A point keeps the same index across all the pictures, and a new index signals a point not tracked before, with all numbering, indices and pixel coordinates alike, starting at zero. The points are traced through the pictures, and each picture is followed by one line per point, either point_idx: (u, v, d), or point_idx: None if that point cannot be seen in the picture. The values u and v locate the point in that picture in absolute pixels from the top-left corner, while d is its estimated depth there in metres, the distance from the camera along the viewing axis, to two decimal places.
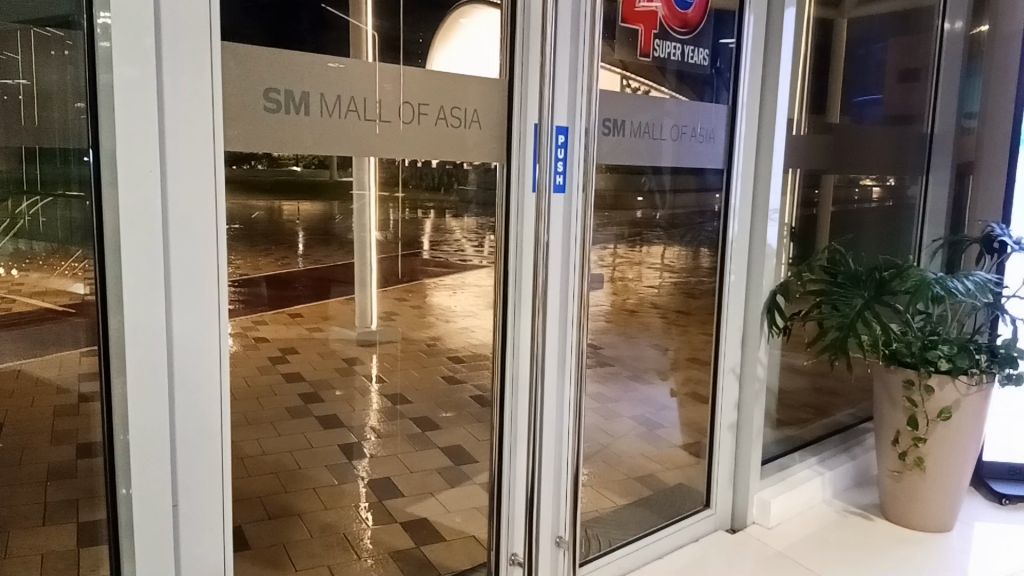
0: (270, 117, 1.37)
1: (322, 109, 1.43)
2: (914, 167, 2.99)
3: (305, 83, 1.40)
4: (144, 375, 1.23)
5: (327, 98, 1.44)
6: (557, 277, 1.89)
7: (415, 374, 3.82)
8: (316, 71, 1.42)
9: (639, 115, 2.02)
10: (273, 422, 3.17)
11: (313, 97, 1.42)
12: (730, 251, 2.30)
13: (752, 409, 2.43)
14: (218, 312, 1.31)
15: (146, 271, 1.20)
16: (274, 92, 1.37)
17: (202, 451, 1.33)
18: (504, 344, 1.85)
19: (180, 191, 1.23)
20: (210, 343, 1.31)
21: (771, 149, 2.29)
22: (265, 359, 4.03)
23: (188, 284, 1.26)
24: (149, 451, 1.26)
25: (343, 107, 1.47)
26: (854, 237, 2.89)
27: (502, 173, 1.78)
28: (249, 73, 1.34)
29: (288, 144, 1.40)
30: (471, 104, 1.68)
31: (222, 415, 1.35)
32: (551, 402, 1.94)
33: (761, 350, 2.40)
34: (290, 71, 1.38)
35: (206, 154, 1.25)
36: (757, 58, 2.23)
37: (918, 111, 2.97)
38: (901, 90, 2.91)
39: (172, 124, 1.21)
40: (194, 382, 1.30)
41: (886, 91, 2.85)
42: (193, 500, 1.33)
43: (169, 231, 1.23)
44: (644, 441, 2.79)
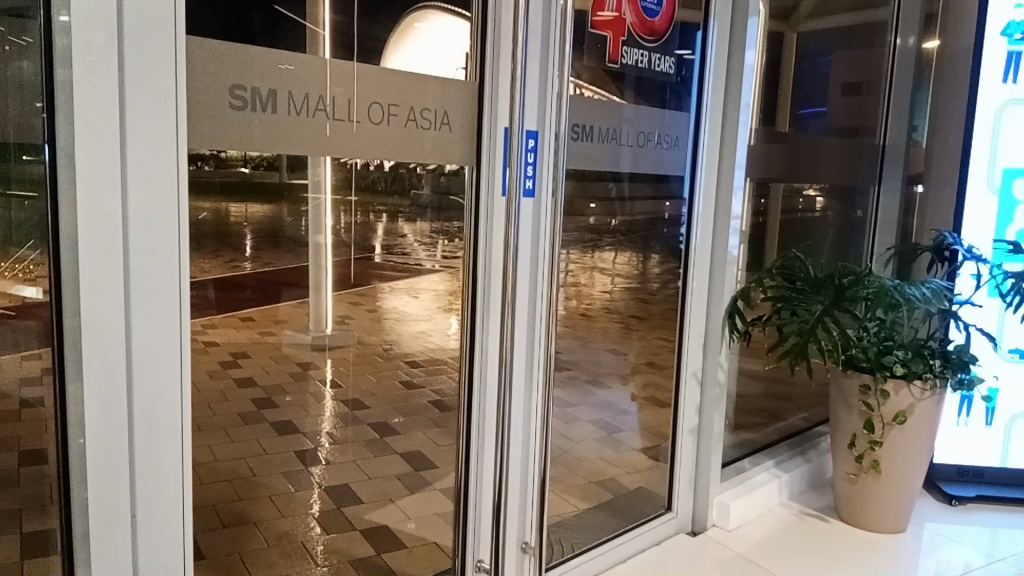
0: (235, 114, 1.34)
1: (288, 107, 1.41)
2: (863, 178, 3.05)
3: (271, 80, 1.38)
4: (103, 378, 1.18)
5: (295, 96, 1.42)
6: (524, 280, 1.88)
7: (371, 379, 3.76)
8: (274, 70, 1.38)
9: (605, 120, 2.04)
10: (225, 429, 3.08)
11: (281, 95, 1.39)
12: (693, 256, 2.31)
13: (713, 414, 2.42)
14: (179, 312, 1.26)
15: (106, 273, 1.15)
16: (241, 89, 1.34)
17: (163, 456, 1.28)
18: (471, 350, 1.83)
19: (141, 187, 1.18)
20: (172, 344, 1.26)
21: (734, 155, 2.30)
22: (216, 365, 3.93)
23: (148, 285, 1.21)
24: (107, 456, 1.20)
25: (310, 106, 1.44)
26: (806, 246, 2.95)
27: (471, 176, 1.76)
28: (214, 69, 1.30)
29: (253, 142, 1.37)
30: (439, 107, 1.67)
31: (184, 418, 1.29)
32: (517, 407, 1.93)
33: (722, 355, 2.40)
34: (254, 67, 1.35)
35: (169, 153, 1.20)
36: (721, 67, 2.26)
37: (869, 124, 3.06)
38: (852, 104, 2.98)
39: (133, 119, 1.16)
40: (153, 385, 1.24)
41: (838, 106, 2.91)
42: (154, 507, 1.28)
43: (130, 233, 1.18)
44: (605, 445, 2.86)
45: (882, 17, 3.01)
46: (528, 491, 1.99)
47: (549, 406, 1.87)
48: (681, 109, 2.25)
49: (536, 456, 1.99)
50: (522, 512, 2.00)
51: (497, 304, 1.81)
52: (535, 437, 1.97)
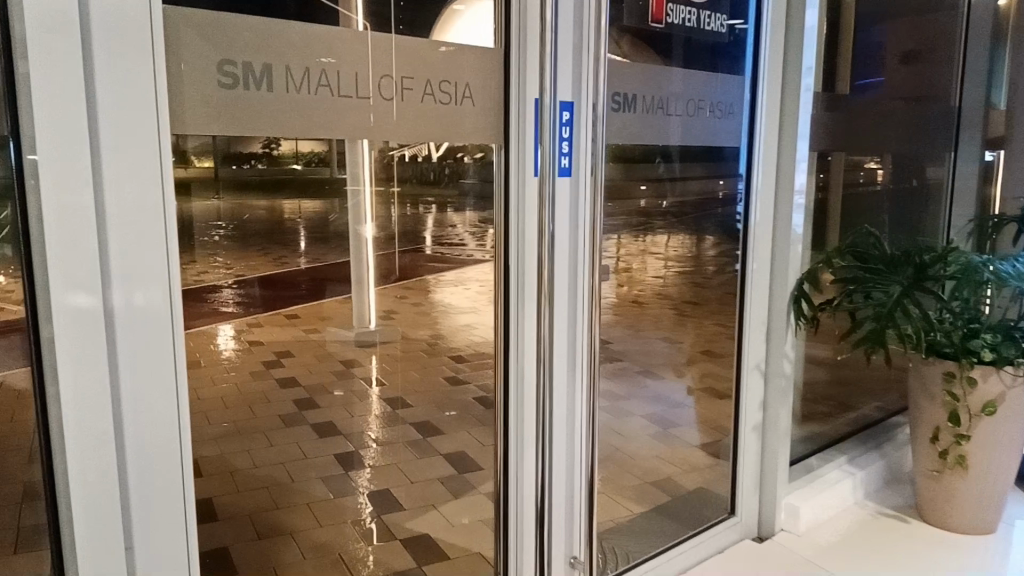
0: (225, 94, 1.21)
1: (283, 84, 1.27)
2: (928, 145, 2.78)
3: (265, 54, 1.25)
4: (86, 388, 1.06)
5: (293, 71, 1.28)
6: (563, 268, 1.71)
7: (415, 375, 3.64)
8: (269, 41, 1.25)
9: (651, 89, 1.85)
10: (266, 432, 2.99)
11: (278, 70, 1.26)
12: (753, 236, 2.09)
13: (779, 409, 2.20)
14: (170, 309, 1.13)
15: (82, 274, 1.03)
16: (231, 65, 1.21)
17: (161, 472, 1.17)
18: (506, 347, 1.67)
19: (118, 178, 1.06)
20: (165, 348, 1.14)
21: (795, 124, 2.09)
22: (259, 365, 3.86)
23: (132, 283, 1.09)
24: (96, 476, 1.10)
25: (309, 83, 1.31)
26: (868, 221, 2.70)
27: (501, 158, 1.60)
28: (197, 44, 1.17)
29: (246, 124, 1.24)
30: (461, 78, 1.51)
31: (182, 430, 1.18)
32: (560, 408, 1.77)
33: (788, 344, 2.18)
34: (244, 39, 1.22)
35: (149, 139, 1.07)
36: (780, 29, 2.05)
37: (940, 88, 2.79)
38: (922, 69, 2.72)
39: (105, 103, 1.03)
40: (146, 395, 1.14)
41: (905, 71, 2.65)
42: (150, 515, 1.17)
43: (107, 227, 1.06)
44: (659, 441, 2.73)
45: None
46: (575, 497, 1.83)
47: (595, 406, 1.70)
48: (735, 75, 2.04)
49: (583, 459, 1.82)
50: (570, 520, 1.84)
51: (533, 293, 1.65)
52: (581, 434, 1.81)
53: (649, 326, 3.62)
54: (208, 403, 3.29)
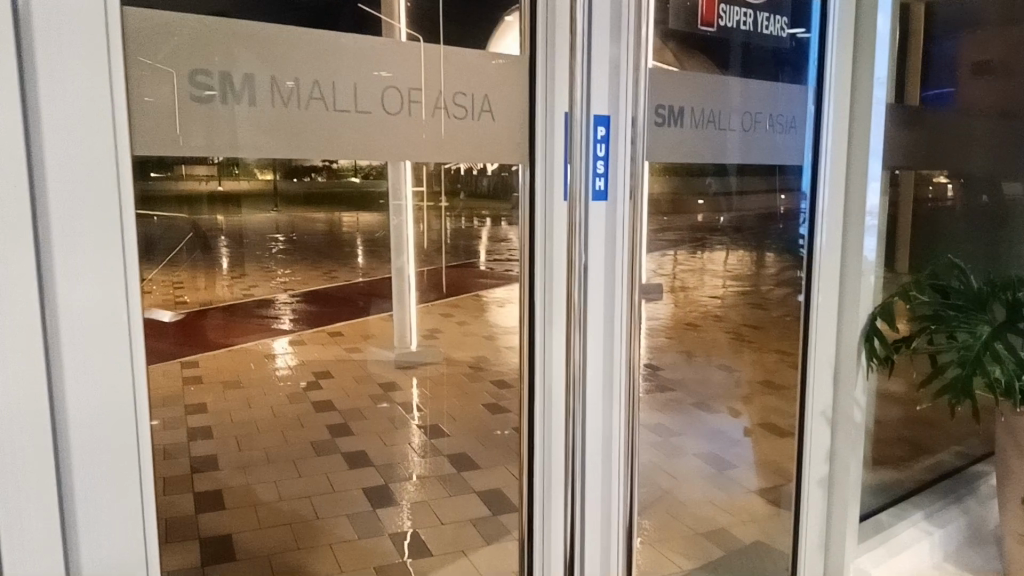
0: (197, 107, 1.07)
1: (270, 99, 1.12)
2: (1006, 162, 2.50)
3: (246, 63, 1.10)
4: (22, 409, 0.94)
5: (280, 83, 1.13)
6: (597, 298, 1.51)
7: (455, 401, 3.47)
8: (250, 47, 1.10)
9: (703, 101, 1.64)
10: (295, 461, 2.86)
11: (261, 80, 1.12)
12: (818, 267, 1.85)
13: (849, 458, 1.95)
14: (127, 326, 1.01)
15: (17, 287, 0.92)
16: (204, 75, 1.07)
17: (116, 512, 1.04)
18: (531, 375, 1.50)
19: (62, 185, 0.94)
20: (122, 376, 1.02)
21: (867, 135, 1.84)
22: (297, 386, 3.73)
23: (80, 299, 0.97)
24: (35, 514, 0.97)
25: (301, 98, 1.15)
26: (941, 247, 2.45)
27: (525, 177, 1.44)
28: (165, 50, 1.03)
29: (221, 143, 1.09)
30: (478, 90, 1.35)
31: (143, 460, 1.05)
32: (594, 442, 1.58)
33: (859, 387, 1.92)
34: (220, 46, 1.08)
35: (101, 139, 0.96)
36: (850, 32, 1.81)
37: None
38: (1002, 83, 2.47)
39: (46, 99, 0.92)
40: (98, 418, 1.01)
41: (984, 85, 2.39)
42: (100, 553, 1.04)
43: (50, 238, 0.94)
44: (712, 486, 2.51)
45: None
46: (612, 543, 1.64)
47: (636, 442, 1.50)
48: (798, 85, 1.83)
49: (621, 498, 1.63)
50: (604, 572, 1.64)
51: (562, 324, 1.48)
52: (618, 474, 1.61)
53: (707, 354, 3.36)
54: (240, 428, 3.18)
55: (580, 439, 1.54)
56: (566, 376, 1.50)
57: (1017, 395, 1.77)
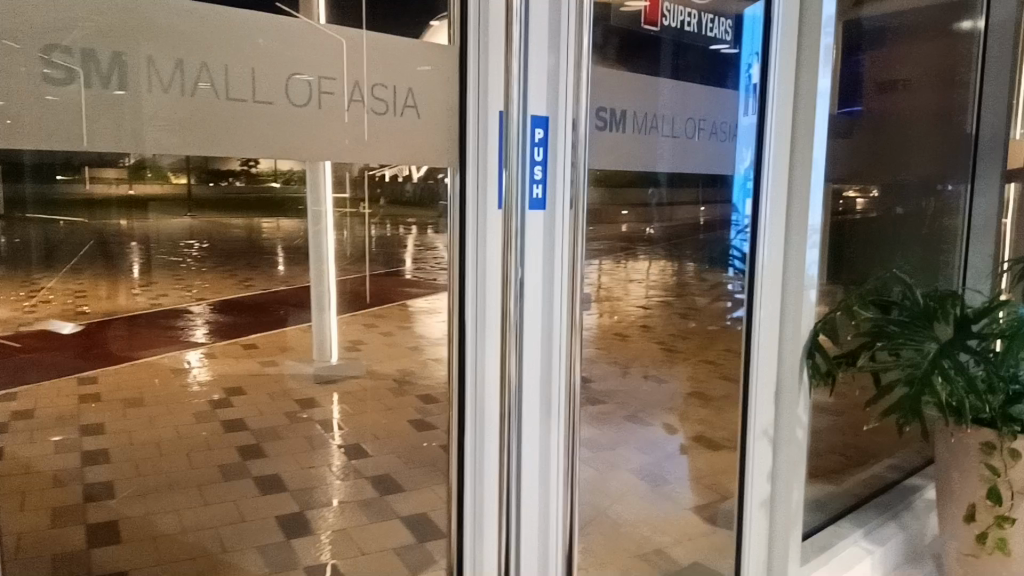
0: (52, 91, 0.93)
1: (147, 84, 1.00)
2: (923, 172, 2.53)
3: (116, 41, 0.97)
4: None
5: (159, 66, 1.00)
6: (534, 312, 1.39)
7: (378, 418, 3.28)
8: (120, 24, 0.97)
9: (644, 104, 1.55)
10: (201, 487, 2.63)
11: (134, 61, 0.98)
12: (761, 282, 1.77)
13: (792, 481, 1.87)
14: None
15: None
16: (60, 52, 0.93)
17: None
18: (461, 390, 1.39)
19: None
20: None
21: (810, 144, 1.76)
22: (205, 405, 3.46)
23: None
24: None
25: (186, 83, 1.02)
26: (876, 265, 2.41)
27: (455, 183, 1.30)
28: (9, 24, 0.90)
29: (84, 133, 0.96)
30: (401, 84, 1.22)
31: None
32: (529, 465, 1.46)
33: (801, 406, 1.85)
34: (82, 19, 0.94)
35: None
36: (792, 35, 1.72)
37: (941, 112, 2.56)
38: (924, 95, 2.49)
39: None
40: None
41: (905, 97, 2.43)
42: None
43: None
44: (647, 501, 2.46)
45: None
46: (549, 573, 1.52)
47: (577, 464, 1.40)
48: (739, 94, 1.78)
49: (561, 525, 1.51)
50: None
51: (497, 341, 1.35)
52: (558, 502, 1.50)
53: (639, 365, 3.23)
54: (139, 451, 2.89)
55: (517, 464, 1.43)
56: (500, 395, 1.38)
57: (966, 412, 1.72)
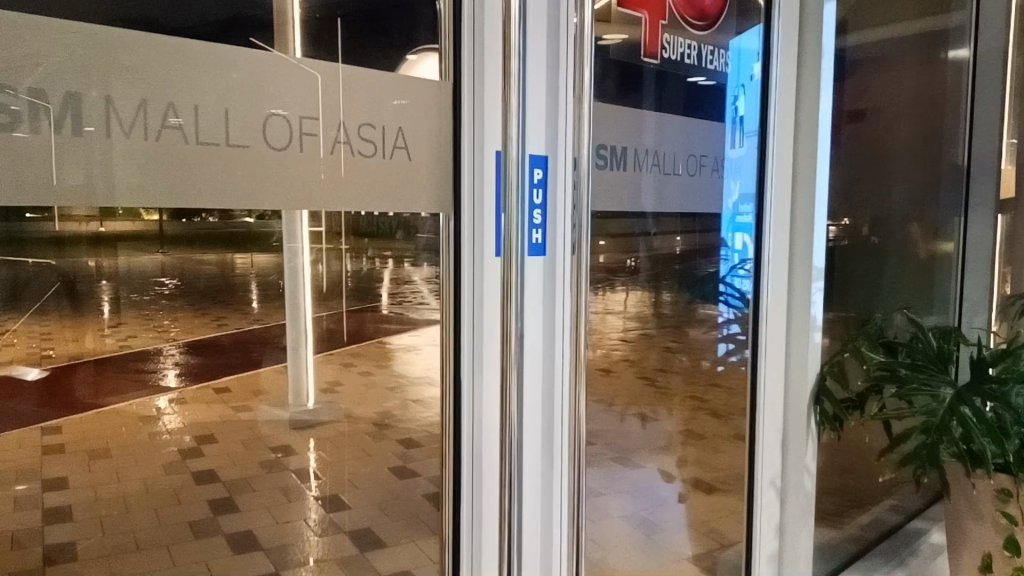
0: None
1: (105, 127, 0.90)
2: (911, 202, 2.49)
3: (73, 77, 0.87)
4: None
5: (118, 106, 0.91)
6: (534, 361, 1.31)
7: (357, 464, 3.14)
8: (74, 60, 0.87)
9: (643, 141, 1.58)
10: (170, 547, 2.47)
11: (91, 100, 0.89)
12: (765, 316, 1.75)
13: (799, 532, 1.83)
14: None
15: None
16: (8, 92, 0.84)
17: None
18: (456, 449, 1.28)
19: None
20: None
21: (812, 178, 1.77)
22: (175, 456, 3.30)
23: None
24: None
25: (150, 126, 0.93)
26: (872, 299, 2.33)
27: (450, 229, 1.22)
28: None
29: (35, 182, 0.86)
30: (390, 123, 1.14)
31: None
32: (531, 526, 1.36)
33: (809, 454, 1.81)
34: (33, 57, 0.85)
35: None
36: (792, 71, 1.76)
37: (928, 140, 2.53)
38: (908, 125, 2.46)
39: None
40: None
41: (889, 125, 2.38)
42: None
43: None
44: (645, 554, 2.24)
45: (957, 21, 2.54)
46: None
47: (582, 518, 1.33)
48: (739, 129, 1.79)
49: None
50: None
51: (496, 394, 1.27)
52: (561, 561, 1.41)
53: None
54: (104, 507, 2.72)
55: (518, 529, 1.33)
56: (500, 451, 1.29)
57: (993, 462, 1.65)
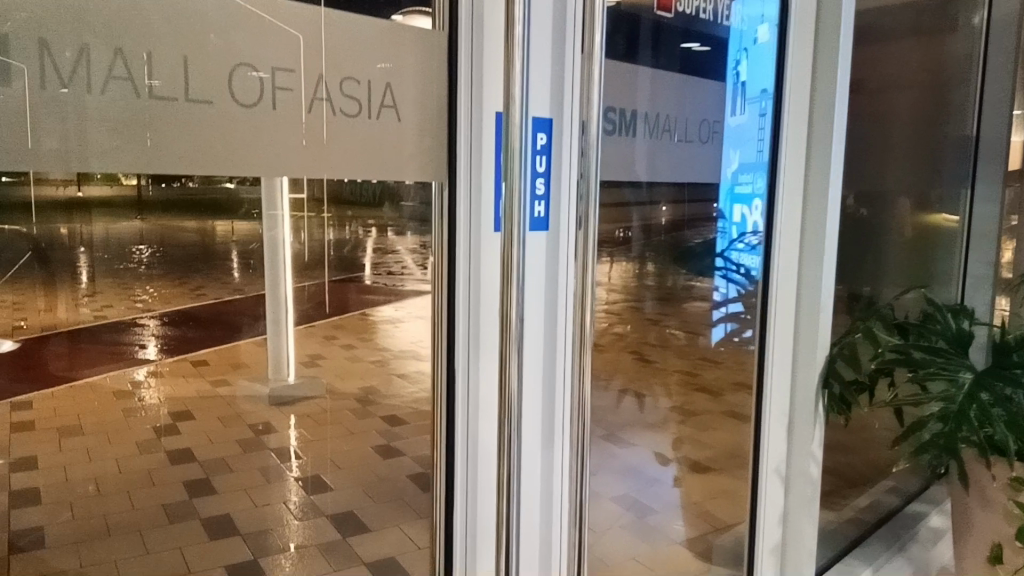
0: None
1: (40, 74, 0.79)
2: (909, 176, 2.37)
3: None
4: None
5: (54, 50, 0.80)
6: (536, 334, 1.27)
7: (340, 443, 3.04)
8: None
9: (657, 107, 1.53)
10: (142, 530, 2.37)
11: (21, 43, 0.78)
12: (772, 291, 1.76)
13: (804, 520, 1.83)
14: None
15: None
16: None
17: None
18: (450, 424, 1.25)
19: None
20: None
21: (827, 155, 1.71)
22: (149, 431, 3.16)
23: None
24: None
25: (95, 77, 0.82)
26: (868, 280, 2.24)
27: (445, 198, 1.17)
28: None
29: None
30: (377, 78, 1.06)
31: None
32: (530, 502, 1.34)
33: (816, 440, 1.80)
34: None
35: None
36: (806, 42, 1.69)
37: (930, 114, 2.41)
38: (903, 101, 2.31)
39: None
40: None
41: (886, 102, 2.22)
42: None
43: None
44: (637, 535, 2.12)
45: None
46: None
47: (582, 499, 1.29)
48: (747, 101, 1.75)
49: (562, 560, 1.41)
50: None
51: (492, 362, 1.24)
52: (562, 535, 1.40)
53: None
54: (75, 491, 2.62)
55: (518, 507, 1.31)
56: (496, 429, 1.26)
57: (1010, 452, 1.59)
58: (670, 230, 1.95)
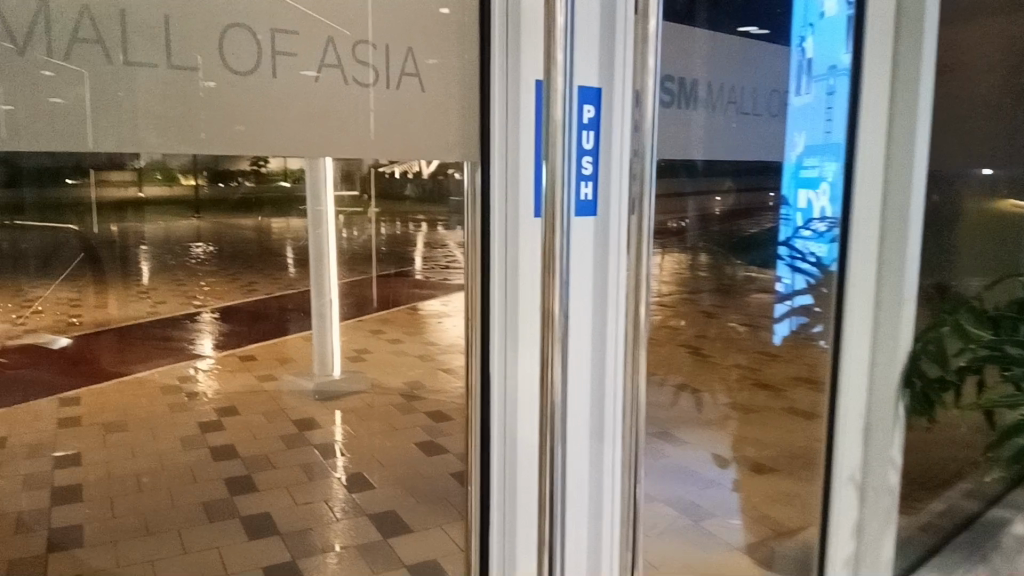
0: None
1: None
2: (992, 157, 2.15)
3: None
4: None
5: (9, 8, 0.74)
6: (584, 325, 1.16)
7: (383, 440, 2.96)
8: None
9: (715, 76, 1.42)
10: (181, 530, 2.32)
11: None
12: (849, 286, 1.77)
13: (880, 528, 1.86)
14: None
15: None
16: None
17: None
18: (486, 420, 1.15)
19: None
20: None
21: (910, 148, 1.70)
22: (192, 427, 3.12)
23: None
24: None
25: (56, 40, 0.76)
26: (949, 270, 2.06)
27: (481, 176, 1.07)
28: None
29: None
30: (395, 43, 0.97)
31: None
32: (575, 508, 1.23)
33: (894, 445, 1.82)
34: None
35: None
36: (886, 33, 1.67)
37: (1016, 93, 2.19)
38: (984, 74, 2.06)
39: None
40: None
41: (963, 80, 1.97)
42: None
43: None
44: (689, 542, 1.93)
45: None
46: None
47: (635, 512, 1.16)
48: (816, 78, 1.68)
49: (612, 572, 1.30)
50: None
51: (531, 359, 1.14)
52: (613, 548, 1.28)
53: None
54: (118, 487, 2.60)
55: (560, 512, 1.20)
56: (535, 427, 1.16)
57: None
58: (725, 219, 1.78)
